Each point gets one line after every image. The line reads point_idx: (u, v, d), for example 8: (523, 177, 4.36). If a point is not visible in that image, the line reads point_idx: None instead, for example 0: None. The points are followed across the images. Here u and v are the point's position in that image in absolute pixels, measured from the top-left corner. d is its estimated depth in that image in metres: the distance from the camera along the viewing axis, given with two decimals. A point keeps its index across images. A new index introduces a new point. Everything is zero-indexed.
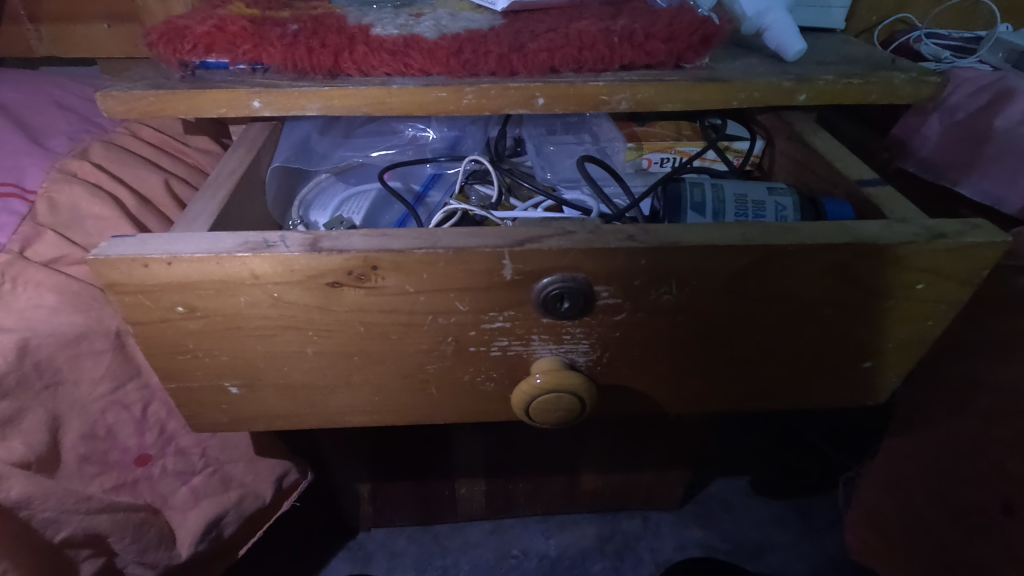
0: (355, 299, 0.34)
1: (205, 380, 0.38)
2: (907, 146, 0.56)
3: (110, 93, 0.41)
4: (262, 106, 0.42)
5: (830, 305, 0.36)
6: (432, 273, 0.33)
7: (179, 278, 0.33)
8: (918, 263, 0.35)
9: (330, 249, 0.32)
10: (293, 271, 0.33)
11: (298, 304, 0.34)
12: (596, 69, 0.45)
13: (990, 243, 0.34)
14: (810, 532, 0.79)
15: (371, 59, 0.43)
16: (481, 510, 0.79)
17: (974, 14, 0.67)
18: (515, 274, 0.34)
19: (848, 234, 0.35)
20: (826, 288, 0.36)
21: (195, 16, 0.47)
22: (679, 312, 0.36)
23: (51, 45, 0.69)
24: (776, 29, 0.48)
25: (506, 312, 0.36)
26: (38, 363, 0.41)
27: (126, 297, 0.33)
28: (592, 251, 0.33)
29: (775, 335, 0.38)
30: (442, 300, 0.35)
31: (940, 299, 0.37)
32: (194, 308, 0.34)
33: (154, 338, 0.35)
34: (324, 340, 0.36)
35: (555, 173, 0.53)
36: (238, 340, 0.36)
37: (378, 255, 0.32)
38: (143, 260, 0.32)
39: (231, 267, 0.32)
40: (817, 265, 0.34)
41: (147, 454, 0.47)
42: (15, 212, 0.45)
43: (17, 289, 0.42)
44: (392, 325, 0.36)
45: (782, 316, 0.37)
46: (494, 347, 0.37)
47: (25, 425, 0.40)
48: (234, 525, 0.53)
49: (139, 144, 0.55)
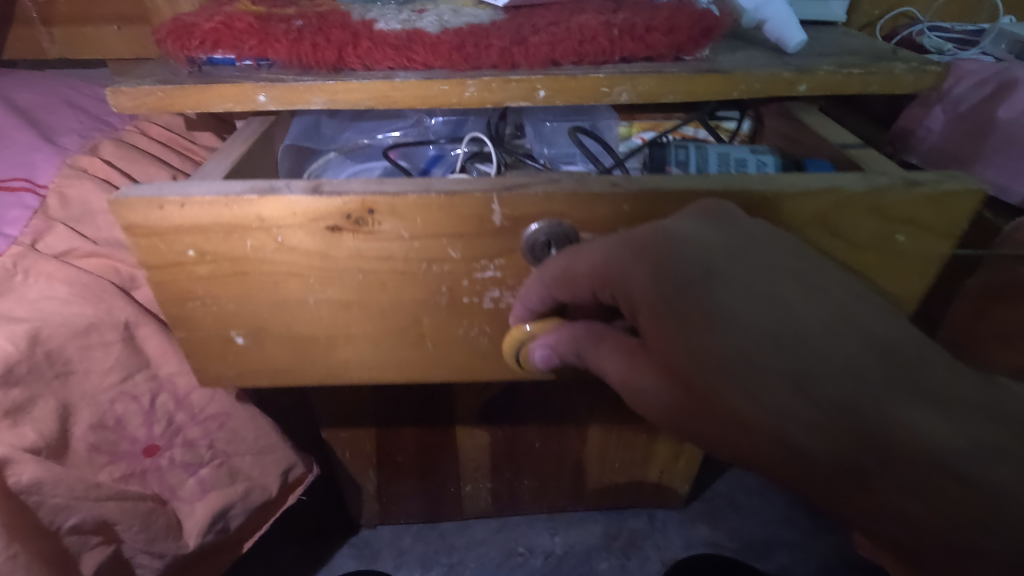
0: (353, 245, 0.35)
1: (211, 330, 0.39)
2: (911, 138, 0.56)
3: (120, 89, 0.42)
4: (267, 100, 0.42)
5: (839, 444, 0.24)
6: (426, 217, 0.34)
7: (191, 221, 0.34)
8: (896, 212, 0.35)
9: (330, 192, 0.33)
10: (296, 214, 0.34)
11: (301, 249, 0.35)
12: (597, 62, 0.45)
13: (967, 190, 0.35)
14: (819, 530, 0.80)
15: (375, 54, 0.44)
16: (487, 508, 0.79)
17: (977, 8, 0.68)
18: (504, 220, 0.34)
19: (827, 181, 0.35)
20: (761, 399, 0.24)
21: (202, 13, 0.48)
22: (563, 360, 0.34)
23: (63, 47, 0.70)
24: (777, 21, 0.49)
25: (496, 261, 0.36)
26: (49, 352, 0.42)
27: (142, 239, 0.35)
28: (578, 197, 0.34)
29: (759, 447, 0.25)
30: (435, 247, 0.35)
31: (924, 252, 0.37)
32: (204, 252, 0.35)
33: (166, 284, 0.36)
34: (327, 288, 0.37)
35: (552, 149, 0.54)
36: (245, 287, 0.37)
37: (375, 197, 0.33)
38: (158, 202, 0.33)
39: (239, 210, 0.33)
40: (691, 374, 0.26)
41: (155, 445, 0.47)
42: (28, 206, 0.46)
43: (28, 280, 0.43)
44: (388, 274, 0.36)
45: (719, 425, 0.25)
46: (487, 298, 0.38)
47: (36, 413, 0.41)
48: (241, 517, 0.53)
49: (148, 141, 0.56)
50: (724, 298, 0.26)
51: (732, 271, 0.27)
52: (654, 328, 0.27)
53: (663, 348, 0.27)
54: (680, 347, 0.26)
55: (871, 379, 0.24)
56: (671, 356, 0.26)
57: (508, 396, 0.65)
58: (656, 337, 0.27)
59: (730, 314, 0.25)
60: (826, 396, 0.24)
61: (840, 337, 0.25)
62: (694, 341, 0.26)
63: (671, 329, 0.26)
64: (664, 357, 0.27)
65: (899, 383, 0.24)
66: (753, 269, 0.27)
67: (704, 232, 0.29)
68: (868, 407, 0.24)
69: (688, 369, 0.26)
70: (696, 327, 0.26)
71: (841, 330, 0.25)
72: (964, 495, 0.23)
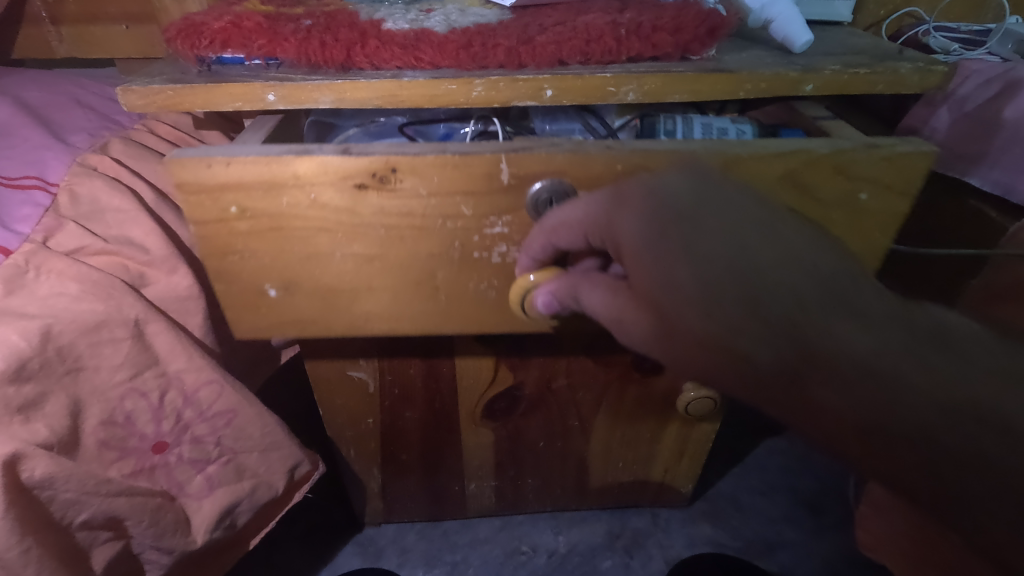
0: (377, 203, 0.37)
1: (248, 282, 0.41)
2: (916, 137, 0.56)
3: (130, 87, 0.42)
4: (276, 99, 0.42)
5: (781, 355, 0.27)
6: (443, 176, 0.36)
7: (235, 180, 0.36)
8: (859, 172, 0.39)
9: (358, 152, 0.36)
10: (327, 171, 0.36)
11: (331, 206, 0.37)
12: (604, 61, 0.46)
13: (920, 152, 0.38)
14: (822, 530, 0.80)
15: (383, 53, 0.44)
16: (491, 506, 0.79)
17: (983, 8, 0.68)
18: (512, 179, 0.37)
19: (797, 144, 0.38)
20: (716, 317, 0.28)
21: (211, 13, 0.48)
22: (563, 306, 0.37)
23: (71, 46, 0.70)
24: (782, 21, 0.49)
25: (504, 218, 0.38)
26: (60, 349, 0.42)
27: (191, 197, 0.37)
28: (578, 156, 0.37)
29: (714, 361, 0.28)
30: (450, 205, 0.38)
31: (885, 211, 0.40)
32: (246, 208, 0.37)
33: (210, 239, 0.39)
34: (353, 243, 0.39)
35: (552, 125, 0.52)
36: (280, 242, 0.39)
37: (398, 157, 0.36)
38: (207, 160, 0.36)
39: (278, 169, 0.36)
40: (661, 301, 0.29)
41: (163, 441, 0.48)
42: (38, 204, 0.46)
43: (40, 277, 0.43)
44: (407, 229, 0.38)
45: (683, 345, 0.29)
46: (495, 254, 0.40)
47: (48, 408, 0.41)
48: (248, 514, 0.53)
49: (156, 140, 0.57)
50: (691, 237, 0.28)
51: (702, 214, 0.29)
52: (633, 265, 0.30)
53: (640, 281, 0.30)
54: (653, 280, 0.29)
55: (815, 304, 0.27)
56: (646, 288, 0.29)
57: (510, 398, 0.66)
58: (634, 272, 0.30)
59: (696, 250, 0.28)
60: (772, 315, 0.27)
61: (793, 270, 0.28)
62: (664, 273, 0.29)
63: (646, 264, 0.29)
64: (642, 289, 0.30)
65: (841, 310, 0.27)
66: (721, 212, 0.29)
67: (681, 179, 0.31)
68: (810, 328, 0.27)
69: (658, 297, 0.29)
70: (665, 261, 0.29)
71: (795, 263, 0.28)
72: (890, 403, 0.26)
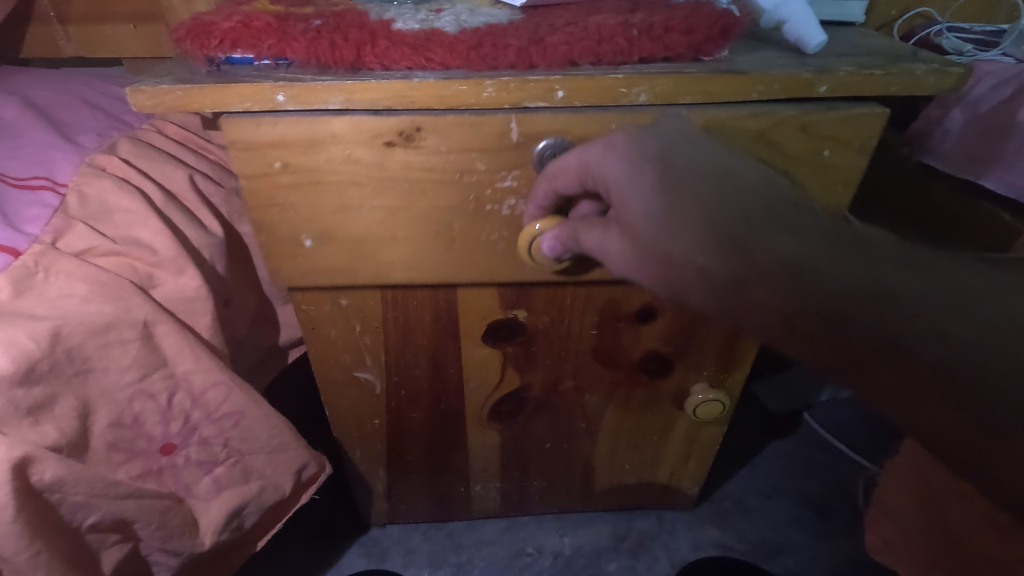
0: (404, 159, 0.45)
1: (286, 232, 0.49)
2: (929, 139, 0.56)
3: (138, 87, 0.42)
4: (286, 99, 0.42)
5: (726, 262, 0.30)
6: (461, 135, 0.44)
7: (278, 137, 0.44)
8: (820, 130, 0.46)
9: (388, 113, 0.43)
10: (361, 130, 0.44)
11: (362, 161, 0.45)
12: (615, 62, 0.45)
13: (873, 113, 0.46)
14: (829, 534, 0.79)
15: (393, 53, 0.43)
16: (496, 508, 0.79)
17: (995, 8, 0.67)
18: (520, 137, 0.44)
19: (765, 107, 0.45)
20: (676, 232, 0.31)
21: (220, 12, 0.48)
22: (566, 250, 0.42)
23: (78, 46, 0.70)
24: (795, 21, 0.48)
25: (513, 172, 0.46)
26: (69, 350, 0.42)
27: (242, 153, 0.44)
28: (578, 116, 0.44)
29: (675, 272, 0.32)
30: (466, 160, 0.45)
31: (845, 164, 0.48)
32: (289, 163, 0.45)
33: (255, 192, 0.46)
34: (382, 196, 0.47)
35: None
36: (319, 194, 0.46)
37: (423, 117, 0.43)
38: (258, 120, 0.43)
39: (319, 127, 0.43)
40: (633, 224, 0.33)
41: (171, 443, 0.48)
42: (47, 204, 0.46)
43: (48, 278, 0.43)
44: (429, 182, 0.46)
45: (649, 261, 0.33)
46: (505, 206, 0.47)
47: (57, 410, 0.41)
48: (254, 515, 0.53)
49: (164, 141, 0.57)
50: (659, 167, 0.33)
51: (673, 150, 0.33)
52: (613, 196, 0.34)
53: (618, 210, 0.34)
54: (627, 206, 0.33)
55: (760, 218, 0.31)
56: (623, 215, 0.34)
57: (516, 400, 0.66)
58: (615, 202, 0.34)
59: (663, 177, 0.32)
60: (722, 227, 0.30)
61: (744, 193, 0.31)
62: (636, 200, 0.33)
63: (621, 193, 0.33)
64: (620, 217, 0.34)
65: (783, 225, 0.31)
66: (690, 149, 0.33)
67: (660, 126, 0.34)
68: (753, 238, 0.30)
69: (630, 221, 0.33)
70: (635, 188, 0.33)
71: (748, 189, 0.32)
72: (822, 297, 0.29)
